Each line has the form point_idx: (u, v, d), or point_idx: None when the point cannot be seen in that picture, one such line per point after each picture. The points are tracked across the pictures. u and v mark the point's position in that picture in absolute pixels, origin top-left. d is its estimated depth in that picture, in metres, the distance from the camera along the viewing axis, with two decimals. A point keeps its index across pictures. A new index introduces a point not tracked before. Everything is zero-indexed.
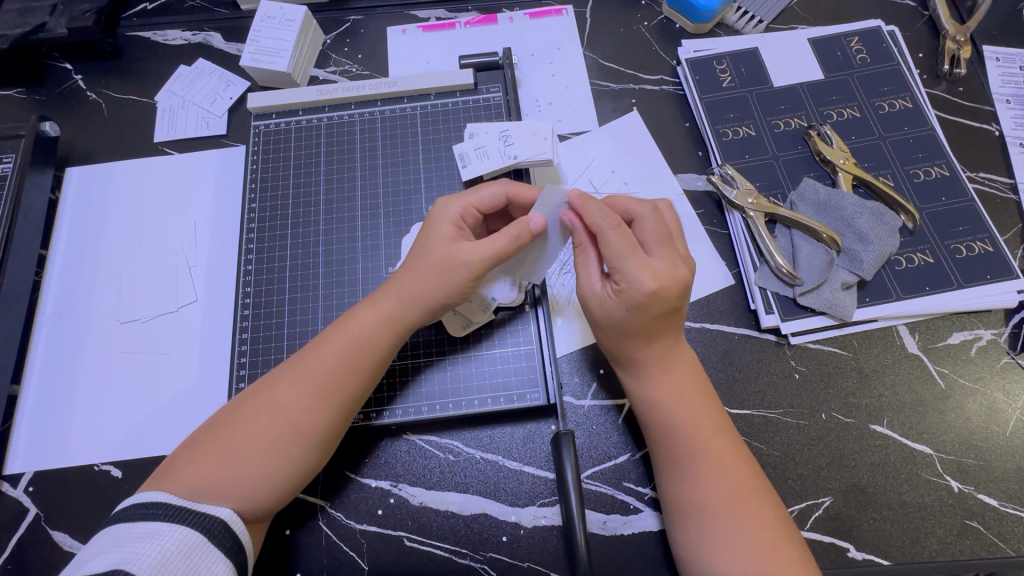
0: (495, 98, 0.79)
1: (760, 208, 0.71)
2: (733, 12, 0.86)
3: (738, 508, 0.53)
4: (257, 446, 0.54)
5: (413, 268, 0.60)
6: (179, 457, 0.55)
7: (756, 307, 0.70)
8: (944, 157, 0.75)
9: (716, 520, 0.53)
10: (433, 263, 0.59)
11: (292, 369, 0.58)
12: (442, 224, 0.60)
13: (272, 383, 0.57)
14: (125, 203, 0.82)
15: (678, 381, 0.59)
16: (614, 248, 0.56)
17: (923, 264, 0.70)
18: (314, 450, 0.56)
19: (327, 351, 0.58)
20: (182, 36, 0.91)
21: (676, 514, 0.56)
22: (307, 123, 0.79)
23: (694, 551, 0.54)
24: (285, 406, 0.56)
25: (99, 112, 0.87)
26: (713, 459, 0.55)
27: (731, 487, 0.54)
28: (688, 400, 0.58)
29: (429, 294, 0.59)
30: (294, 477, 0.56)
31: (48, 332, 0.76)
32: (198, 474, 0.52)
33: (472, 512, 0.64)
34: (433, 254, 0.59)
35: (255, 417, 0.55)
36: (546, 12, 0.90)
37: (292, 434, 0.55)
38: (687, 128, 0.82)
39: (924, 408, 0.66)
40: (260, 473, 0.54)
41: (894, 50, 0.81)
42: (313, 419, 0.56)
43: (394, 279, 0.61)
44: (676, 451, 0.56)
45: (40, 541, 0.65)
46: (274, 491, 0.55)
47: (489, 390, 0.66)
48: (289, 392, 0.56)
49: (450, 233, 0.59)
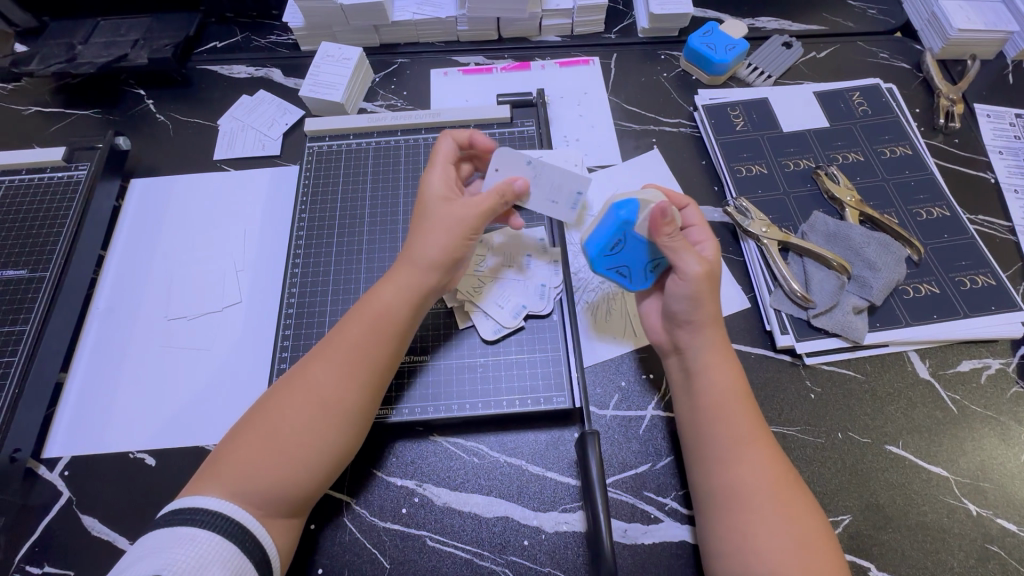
0: (528, 130, 0.86)
1: (773, 237, 0.76)
2: (744, 67, 0.96)
3: (779, 479, 0.58)
4: (291, 427, 0.57)
5: (425, 228, 0.65)
6: (221, 453, 0.58)
7: (772, 328, 0.74)
8: (944, 199, 0.81)
9: (765, 483, 0.57)
10: (438, 222, 0.64)
11: (322, 354, 0.61)
12: (434, 194, 0.67)
13: (304, 368, 0.61)
14: (182, 211, 0.89)
15: (721, 346, 0.65)
16: (688, 220, 0.71)
17: (930, 294, 0.74)
18: (346, 426, 0.59)
19: (354, 331, 0.62)
20: (246, 71, 1.01)
21: (718, 505, 0.58)
22: (356, 146, 0.86)
23: (728, 521, 0.57)
24: (316, 384, 0.59)
25: (165, 131, 0.96)
26: (752, 446, 0.59)
27: (775, 475, 0.58)
28: (730, 366, 0.64)
29: (442, 247, 0.64)
30: (328, 458, 0.58)
31: (98, 325, 0.80)
32: (243, 461, 0.56)
33: (495, 514, 0.65)
34: (436, 215, 0.65)
35: (289, 400, 0.59)
36: (574, 62, 1.00)
37: (325, 411, 0.59)
38: (703, 165, 0.89)
39: (938, 431, 0.68)
40: (298, 453, 0.57)
41: (892, 104, 0.90)
42: (343, 396, 0.59)
43: (403, 253, 0.66)
44: (721, 411, 0.61)
45: (71, 524, 0.67)
46: (312, 472, 0.58)
47: (516, 393, 0.68)
48: (320, 371, 0.60)
49: (445, 198, 0.67)
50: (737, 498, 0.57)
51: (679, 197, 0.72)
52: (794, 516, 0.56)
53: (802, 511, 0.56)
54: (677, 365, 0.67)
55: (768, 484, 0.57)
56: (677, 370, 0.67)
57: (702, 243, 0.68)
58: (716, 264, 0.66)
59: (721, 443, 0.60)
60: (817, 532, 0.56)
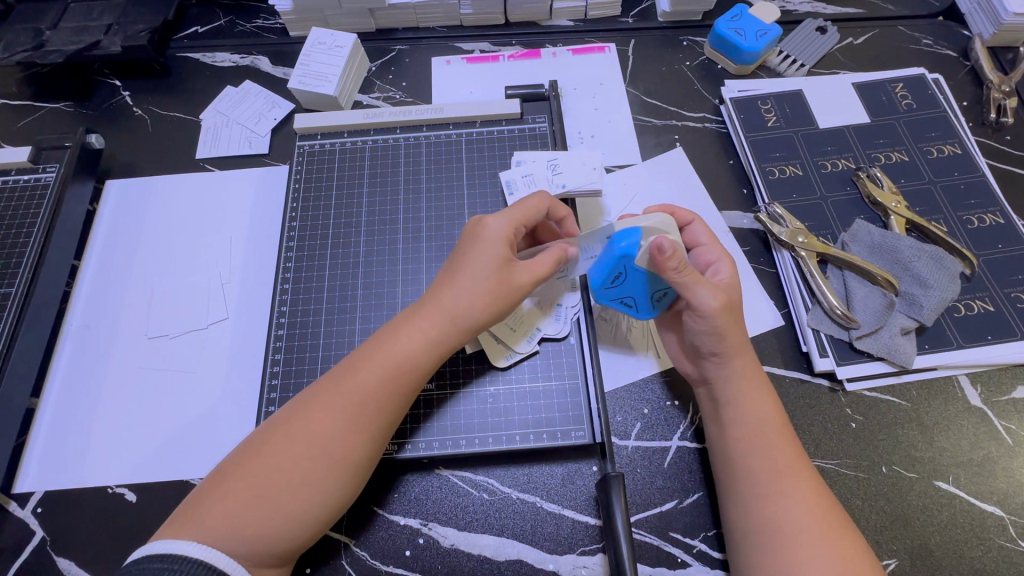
0: (540, 128, 0.79)
1: (811, 248, 0.69)
2: (774, 55, 0.88)
3: (823, 519, 0.51)
4: (288, 478, 0.52)
5: (475, 281, 0.57)
6: (204, 494, 0.52)
7: (809, 350, 0.67)
8: (997, 205, 0.73)
9: (809, 522, 0.51)
10: (493, 283, 0.57)
11: (326, 394, 0.55)
12: (495, 242, 0.58)
13: (305, 407, 0.55)
14: (162, 217, 0.81)
15: (753, 373, 0.59)
16: (695, 238, 0.65)
17: (984, 312, 0.67)
18: (347, 479, 0.53)
19: (367, 372, 0.56)
20: (231, 59, 0.93)
21: (753, 548, 0.52)
22: (351, 145, 0.79)
23: (772, 568, 0.50)
24: (319, 430, 0.53)
25: (143, 127, 0.88)
26: (791, 483, 0.53)
27: (818, 516, 0.52)
28: (764, 392, 0.59)
29: (489, 310, 0.57)
30: (322, 513, 0.53)
31: (72, 344, 0.74)
32: (229, 509, 0.50)
33: (507, 557, 0.60)
34: (492, 271, 0.57)
35: (287, 445, 0.53)
36: (589, 49, 0.91)
37: (327, 461, 0.53)
38: (730, 166, 0.81)
39: (992, 466, 0.62)
40: (291, 507, 0.51)
41: (938, 97, 0.82)
42: (347, 446, 0.53)
43: (438, 301, 0.58)
44: (757, 443, 0.56)
45: (44, 567, 0.61)
46: (303, 526, 0.52)
47: (531, 425, 0.62)
48: (324, 414, 0.54)
49: (505, 250, 0.58)
50: (780, 540, 0.51)
51: (681, 214, 0.66)
52: (845, 560, 0.50)
53: (849, 556, 0.50)
54: (706, 396, 0.61)
55: (809, 524, 0.51)
56: (706, 402, 0.61)
57: (716, 265, 0.62)
58: (734, 289, 0.60)
59: (756, 479, 0.54)
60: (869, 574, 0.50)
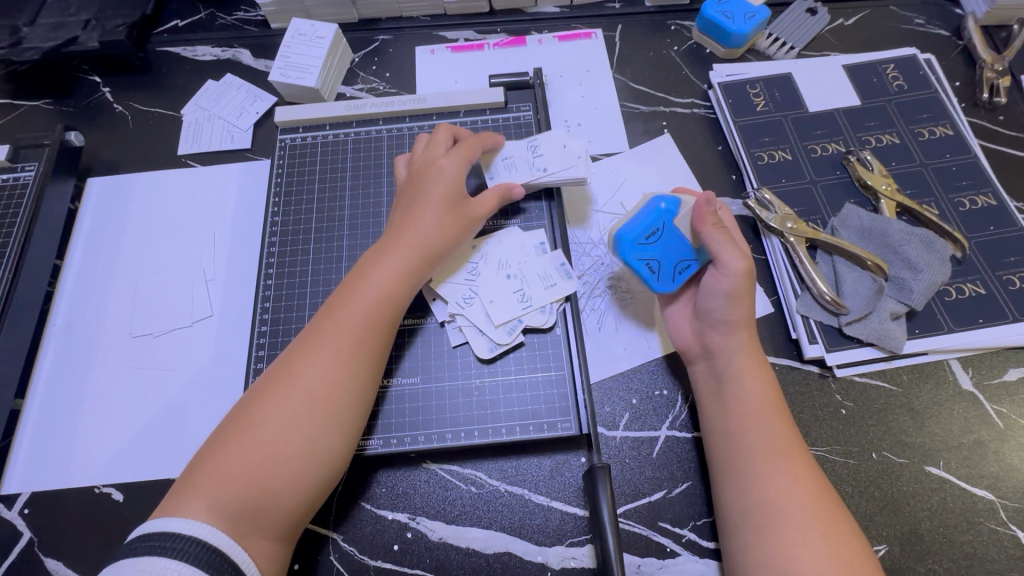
0: (525, 116, 0.77)
1: (800, 234, 0.68)
2: (763, 38, 0.86)
3: (815, 498, 0.51)
4: (279, 428, 0.51)
5: (438, 214, 0.61)
6: (198, 464, 0.51)
7: (799, 337, 0.66)
8: (990, 186, 0.72)
9: (804, 504, 0.50)
10: (452, 212, 0.62)
11: (307, 343, 0.55)
12: (450, 175, 0.63)
13: (287, 360, 0.55)
14: (144, 214, 0.81)
15: (754, 351, 0.59)
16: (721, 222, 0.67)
17: (975, 296, 0.66)
18: (340, 421, 0.53)
19: (346, 317, 0.56)
20: (211, 53, 0.91)
21: (742, 532, 0.52)
22: (334, 138, 0.77)
23: (763, 547, 0.50)
24: (303, 377, 0.53)
25: (124, 123, 0.87)
26: (785, 463, 0.53)
27: (810, 496, 0.51)
28: (764, 373, 0.58)
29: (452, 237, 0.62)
30: (324, 463, 0.52)
31: (57, 344, 0.73)
32: (224, 469, 0.49)
33: (495, 550, 0.60)
34: (451, 203, 0.62)
35: (275, 396, 0.53)
36: (575, 35, 0.90)
37: (317, 408, 0.52)
38: (719, 152, 0.80)
39: (983, 450, 0.62)
40: (286, 456, 0.50)
41: (930, 77, 0.80)
42: (334, 386, 0.53)
43: (402, 235, 0.61)
44: (754, 421, 0.55)
45: (32, 568, 0.61)
46: (302, 476, 0.51)
47: (517, 417, 0.62)
48: (308, 363, 0.54)
49: (458, 182, 0.63)
50: (775, 521, 0.50)
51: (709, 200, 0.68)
52: (840, 537, 0.49)
53: (841, 535, 0.49)
54: (705, 371, 0.61)
55: (801, 504, 0.50)
56: (706, 378, 0.61)
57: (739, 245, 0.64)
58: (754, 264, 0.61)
59: (749, 459, 0.54)
60: (862, 555, 0.49)
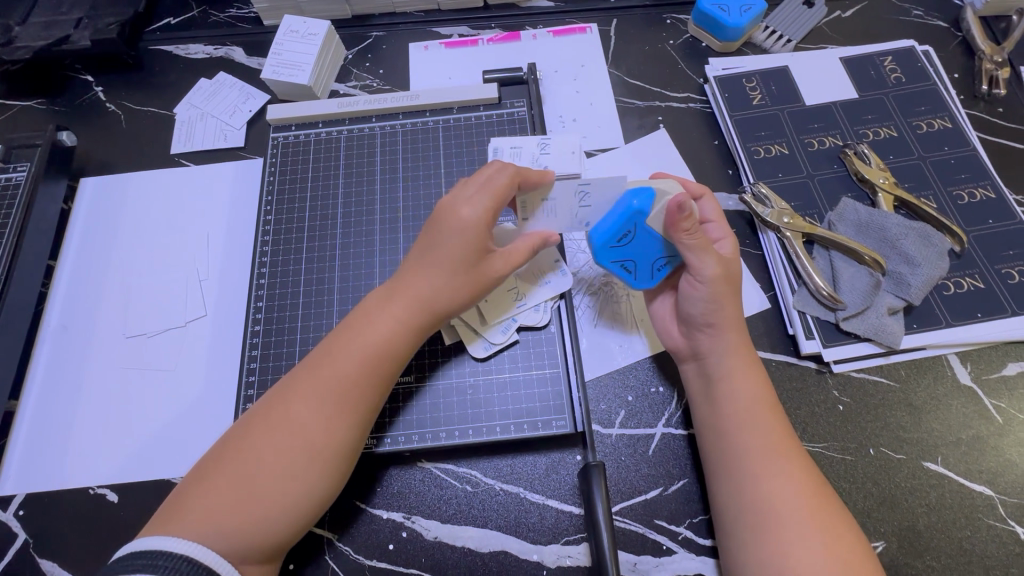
0: (519, 112, 0.77)
1: (796, 228, 0.67)
2: (760, 31, 0.85)
3: (810, 496, 0.51)
4: (269, 471, 0.50)
5: (448, 269, 0.55)
6: (185, 492, 0.51)
7: (796, 333, 0.66)
8: (988, 179, 0.72)
9: (800, 500, 0.50)
10: (466, 270, 0.55)
11: (302, 382, 0.54)
12: (467, 228, 0.55)
13: (282, 397, 0.54)
14: (137, 214, 0.80)
15: (744, 348, 0.59)
16: (704, 213, 0.64)
17: (973, 289, 0.66)
18: (331, 466, 0.52)
19: (342, 358, 0.54)
20: (204, 50, 0.91)
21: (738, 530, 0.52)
22: (326, 135, 0.77)
23: (758, 547, 0.50)
24: (297, 420, 0.52)
25: (117, 123, 0.86)
26: (779, 461, 0.52)
27: (805, 493, 0.51)
28: (755, 371, 0.58)
29: (463, 297, 0.56)
30: (312, 504, 0.52)
31: (51, 345, 0.73)
32: (210, 507, 0.49)
33: (491, 549, 0.60)
34: (464, 261, 0.55)
35: (268, 437, 0.52)
36: (570, 30, 0.89)
37: (308, 453, 0.51)
38: (715, 146, 0.79)
39: (982, 445, 0.61)
40: (275, 498, 0.50)
41: (928, 69, 0.79)
42: (327, 432, 0.52)
43: (408, 283, 0.56)
44: (747, 420, 0.55)
45: (28, 569, 0.61)
46: (290, 516, 0.51)
47: (511, 416, 0.61)
48: (302, 406, 0.53)
49: (477, 236, 0.55)
50: (770, 518, 0.50)
51: (694, 186, 0.65)
52: (836, 534, 0.49)
53: (837, 532, 0.49)
54: (695, 372, 0.61)
55: (795, 502, 0.50)
56: (696, 377, 0.60)
57: (721, 240, 0.62)
58: (734, 264, 0.60)
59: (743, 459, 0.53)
60: (859, 551, 0.49)
